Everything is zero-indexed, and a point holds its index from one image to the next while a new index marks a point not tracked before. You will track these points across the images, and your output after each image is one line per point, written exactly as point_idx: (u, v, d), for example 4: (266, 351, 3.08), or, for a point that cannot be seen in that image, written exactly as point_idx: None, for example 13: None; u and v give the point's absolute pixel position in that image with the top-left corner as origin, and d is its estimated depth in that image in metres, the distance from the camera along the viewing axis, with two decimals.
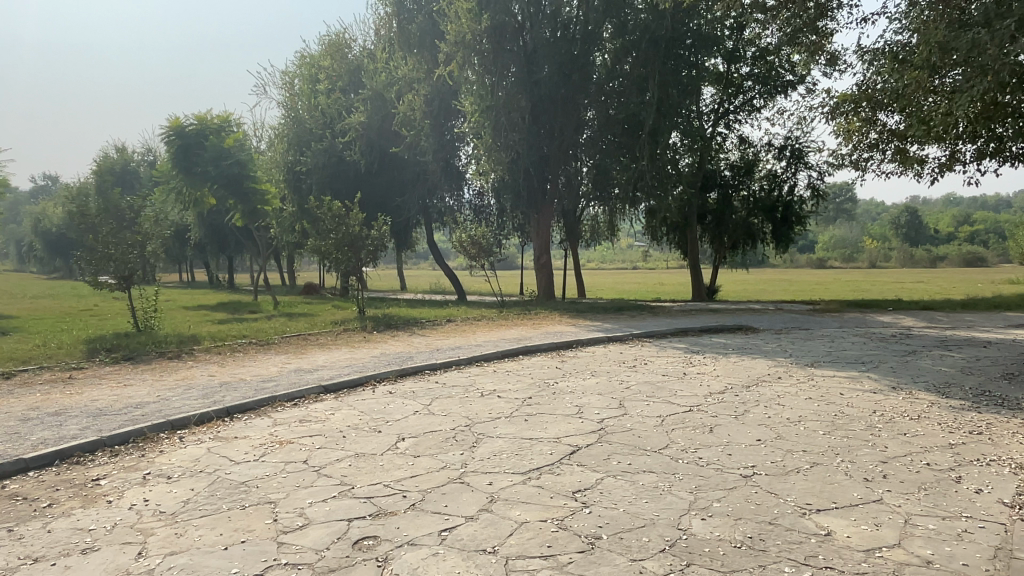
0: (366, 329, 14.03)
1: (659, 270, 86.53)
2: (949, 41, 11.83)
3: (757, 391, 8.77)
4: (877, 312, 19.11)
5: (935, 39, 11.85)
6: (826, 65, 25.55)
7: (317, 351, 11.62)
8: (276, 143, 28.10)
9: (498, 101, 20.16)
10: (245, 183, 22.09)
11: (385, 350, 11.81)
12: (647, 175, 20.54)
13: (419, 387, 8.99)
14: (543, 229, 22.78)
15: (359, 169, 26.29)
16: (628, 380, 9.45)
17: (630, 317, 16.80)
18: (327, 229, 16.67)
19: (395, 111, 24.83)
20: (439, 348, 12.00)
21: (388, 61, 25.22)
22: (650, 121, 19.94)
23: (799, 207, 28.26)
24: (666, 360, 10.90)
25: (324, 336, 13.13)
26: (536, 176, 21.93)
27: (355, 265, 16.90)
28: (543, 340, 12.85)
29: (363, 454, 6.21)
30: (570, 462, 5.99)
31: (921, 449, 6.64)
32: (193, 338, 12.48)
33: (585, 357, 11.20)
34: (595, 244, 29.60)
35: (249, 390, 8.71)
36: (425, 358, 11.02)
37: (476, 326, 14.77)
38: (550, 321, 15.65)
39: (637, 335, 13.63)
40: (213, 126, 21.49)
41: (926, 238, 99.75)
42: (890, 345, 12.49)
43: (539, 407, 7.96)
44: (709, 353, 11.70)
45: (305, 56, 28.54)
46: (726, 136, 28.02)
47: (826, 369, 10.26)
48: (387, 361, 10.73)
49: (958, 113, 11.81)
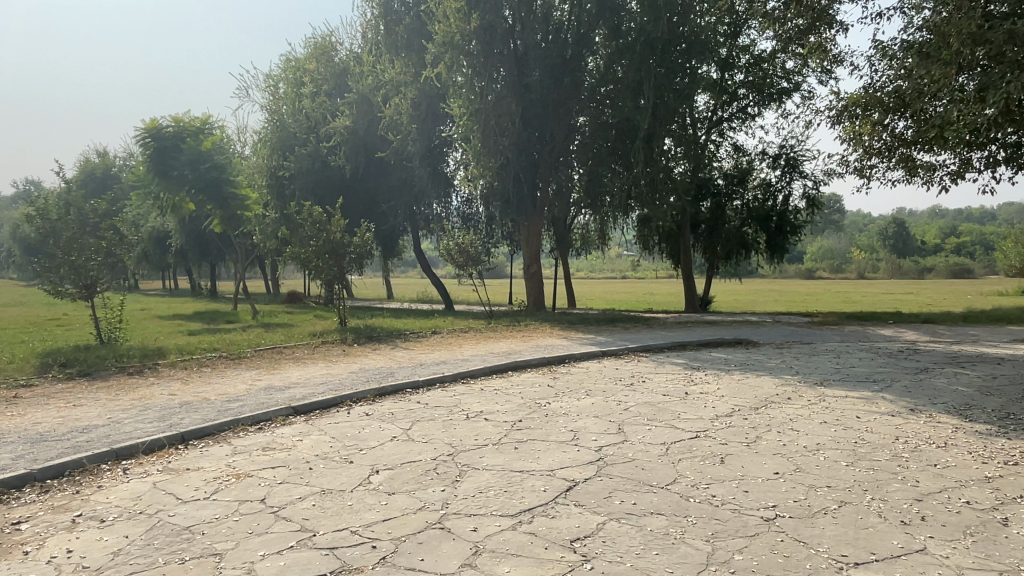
0: (346, 341, 13.24)
1: (648, 280, 86.18)
2: (983, 32, 11.32)
3: (767, 414, 8.07)
4: (879, 325, 18.51)
5: (969, 28, 11.30)
6: (822, 72, 25.22)
7: (290, 366, 10.83)
8: (258, 148, 27.28)
9: (487, 105, 19.51)
10: (224, 188, 21.29)
11: (365, 365, 11.04)
12: (643, 181, 19.82)
13: (399, 408, 8.22)
14: (533, 237, 22.05)
15: (344, 174, 25.53)
16: (626, 401, 8.73)
17: (624, 330, 16.10)
18: (307, 236, 15.87)
19: (381, 115, 24.06)
20: (422, 363, 11.23)
21: (375, 65, 24.53)
22: (646, 125, 19.27)
23: (793, 217, 27.69)
24: (665, 378, 10.19)
25: (301, 349, 12.34)
26: (526, 182, 21.22)
27: (336, 273, 16.09)
28: (533, 354, 12.11)
29: (330, 492, 5.43)
30: (566, 502, 5.23)
31: (957, 484, 5.93)
32: (158, 351, 11.65)
33: (578, 374, 10.47)
34: (586, 253, 28.94)
35: (211, 412, 7.92)
36: (406, 375, 10.26)
37: (463, 339, 14.01)
38: (540, 334, 14.92)
39: (633, 349, 12.91)
40: (191, 129, 20.36)
41: (913, 249, 100.24)
42: (900, 361, 11.85)
43: (530, 432, 7.22)
44: (710, 370, 10.99)
45: (289, 59, 27.75)
46: (720, 144, 27.50)
47: (837, 388, 9.57)
48: (366, 378, 9.95)
49: (992, 109, 11.20)
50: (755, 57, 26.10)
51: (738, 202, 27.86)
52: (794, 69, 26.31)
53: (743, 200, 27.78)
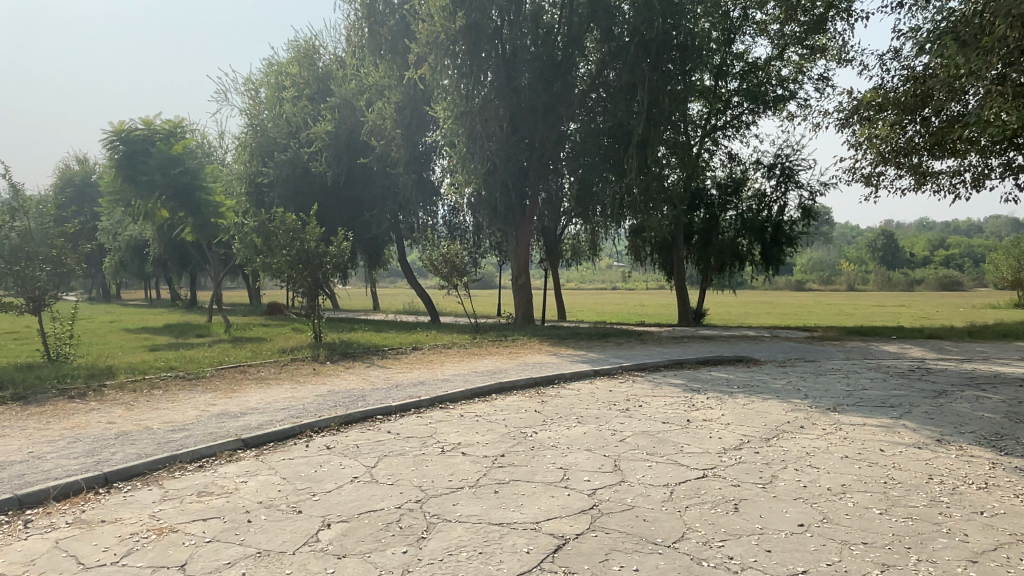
0: (317, 358, 12.25)
1: (638, 291, 85.66)
2: None
3: (781, 447, 7.17)
4: (882, 341, 17.68)
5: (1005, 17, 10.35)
6: (819, 79, 24.50)
7: (252, 388, 9.83)
8: (237, 154, 26.31)
9: (473, 108, 18.66)
10: (197, 195, 20.35)
11: (335, 386, 10.06)
12: (636, 190, 18.93)
13: (365, 440, 7.24)
14: (522, 247, 21.14)
15: (326, 182, 24.59)
16: (622, 430, 7.79)
17: (617, 345, 15.19)
18: (279, 244, 14.86)
19: (365, 120, 23.18)
20: (398, 384, 10.26)
21: (358, 68, 23.69)
22: (640, 131, 18.39)
23: (789, 228, 26.90)
24: (664, 402, 9.27)
25: (266, 368, 11.34)
26: (514, 190, 20.38)
27: (311, 284, 15.07)
28: (519, 374, 11.18)
29: (266, 554, 4.46)
30: (554, 569, 4.28)
31: (1015, 539, 5.03)
32: (107, 372, 10.63)
33: (568, 398, 9.55)
34: (577, 263, 28.11)
35: (149, 446, 6.92)
36: (379, 398, 9.29)
37: (444, 356, 13.04)
38: (528, 350, 13.97)
39: (627, 367, 12.00)
40: (163, 132, 19.61)
41: (902, 262, 100.48)
42: (914, 382, 10.97)
43: (514, 470, 6.26)
44: (712, 392, 10.07)
45: (270, 63, 26.84)
46: (714, 152, 26.77)
47: (853, 416, 8.67)
48: (333, 402, 8.96)
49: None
50: (750, 64, 25.42)
51: (732, 212, 27.13)
52: (790, 76, 25.63)
53: (737, 211, 27.05)
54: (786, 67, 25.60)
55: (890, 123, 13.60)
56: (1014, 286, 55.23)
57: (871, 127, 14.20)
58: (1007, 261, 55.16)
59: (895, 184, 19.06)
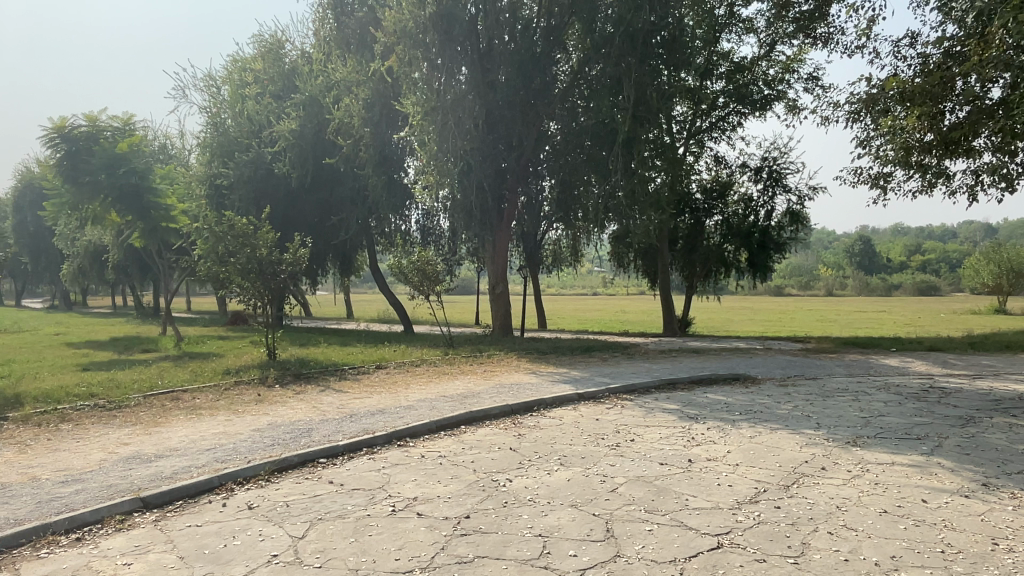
0: (265, 381, 10.82)
1: (617, 296, 85.07)
2: None
3: (805, 500, 5.92)
4: (882, 354, 16.61)
5: None
6: (808, 78, 23.60)
7: (180, 420, 8.43)
8: (196, 155, 24.77)
9: (443, 102, 17.38)
10: (146, 197, 18.72)
11: (278, 418, 8.65)
12: (621, 192, 17.65)
13: (299, 495, 5.88)
14: (499, 253, 19.84)
15: (290, 185, 23.19)
16: (612, 476, 6.49)
17: (602, 362, 13.92)
18: (228, 251, 13.35)
19: (331, 118, 21.80)
20: (353, 414, 8.87)
21: (325, 64, 22.40)
22: (626, 128, 17.09)
23: (777, 234, 25.82)
24: (659, 435, 8.01)
25: (204, 394, 9.94)
26: (491, 193, 19.09)
27: (264, 294, 13.60)
28: (493, 399, 9.89)
29: None
30: None
31: None
32: (14, 402, 9.16)
33: (550, 431, 8.25)
34: (557, 270, 26.93)
35: (22, 508, 5.51)
36: (327, 433, 7.90)
37: (410, 377, 11.67)
38: (505, 368, 12.67)
39: (615, 389, 10.74)
40: (109, 129, 18.07)
41: (879, 267, 101.00)
42: (934, 407, 9.80)
43: (481, 540, 4.94)
44: (712, 421, 8.81)
45: (235, 59, 25.40)
46: (700, 155, 25.69)
47: (878, 453, 7.44)
48: (270, 441, 7.57)
49: None
50: (736, 64, 24.37)
51: (717, 217, 26.12)
52: (777, 77, 24.77)
53: (723, 216, 26.03)
54: (772, 68, 24.79)
55: (911, 118, 12.53)
56: (995, 291, 54.87)
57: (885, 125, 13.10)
58: (986, 266, 54.80)
59: (900, 186, 18.04)
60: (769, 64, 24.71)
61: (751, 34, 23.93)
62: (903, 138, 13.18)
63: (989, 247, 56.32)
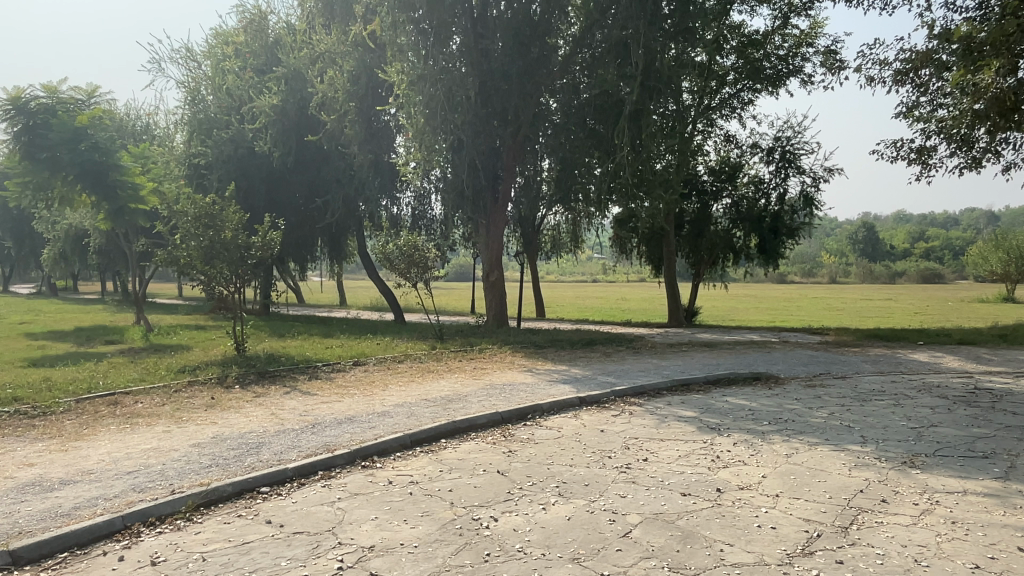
0: (223, 381, 9.49)
1: (617, 284, 83.85)
2: None
3: (872, 550, 4.60)
4: (910, 349, 15.26)
5: None
6: (825, 52, 22.21)
7: (108, 433, 7.13)
8: (175, 133, 23.40)
9: (430, 71, 15.98)
10: (110, 175, 17.33)
11: (226, 429, 7.32)
12: (626, 171, 16.24)
13: (221, 543, 4.57)
14: (493, 239, 18.49)
15: (272, 164, 21.84)
16: (624, 512, 5.18)
17: (605, 358, 12.58)
18: (189, 234, 11.98)
19: (314, 92, 20.41)
20: (315, 424, 7.55)
21: (309, 34, 20.90)
22: (633, 100, 15.72)
23: (789, 218, 24.39)
24: (678, 453, 6.69)
25: (150, 398, 8.63)
26: (485, 172, 17.71)
27: (230, 280, 12.19)
28: (481, 404, 8.57)
29: None
30: None
31: None
32: None
33: (548, 447, 6.93)
34: (558, 254, 25.63)
35: None
36: (280, 449, 6.61)
37: (389, 376, 10.36)
38: (498, 366, 11.35)
39: (623, 392, 9.43)
40: (68, 102, 16.63)
41: (883, 254, 99.69)
42: (991, 414, 8.45)
43: None
44: (737, 434, 7.49)
45: (217, 33, 23.81)
46: (709, 134, 24.32)
47: (945, 479, 6.09)
48: (207, 461, 6.26)
49: None
50: (748, 38, 22.93)
51: (726, 201, 24.75)
52: (790, 51, 23.38)
53: (732, 199, 24.64)
54: (785, 42, 23.44)
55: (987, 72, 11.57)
56: (1002, 279, 53.39)
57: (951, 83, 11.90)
58: (995, 254, 53.21)
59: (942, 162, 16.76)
60: (783, 36, 23.31)
61: (764, 5, 22.48)
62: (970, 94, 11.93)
63: (997, 233, 54.74)
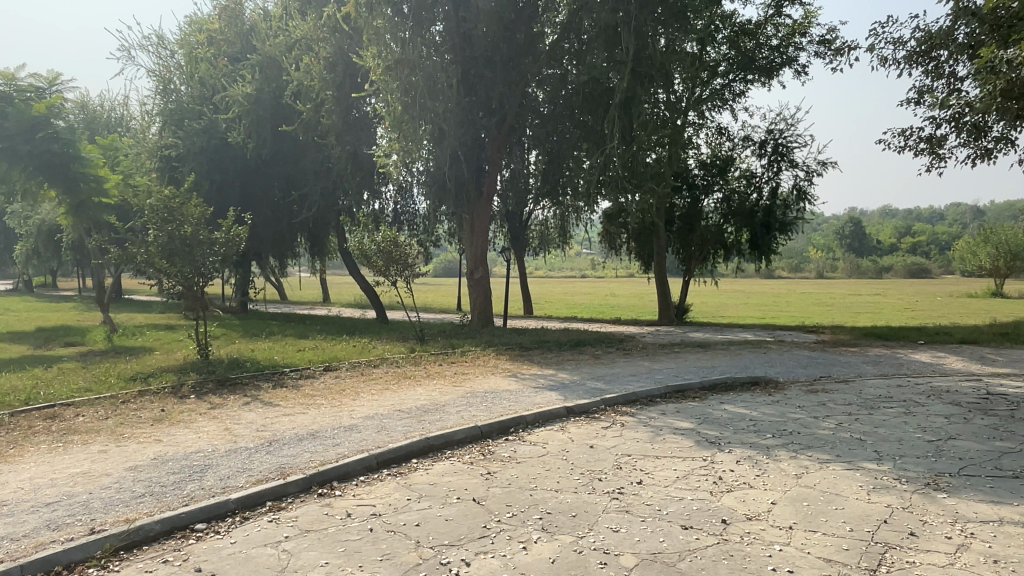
0: (178, 390, 8.70)
1: (606, 280, 83.39)
2: None
3: None
4: (912, 349, 14.63)
5: None
6: (820, 41, 21.61)
7: (35, 455, 6.34)
8: (146, 124, 22.47)
9: (410, 56, 15.16)
10: (72, 168, 16.38)
11: (170, 448, 6.54)
12: (617, 163, 15.49)
13: None
14: (478, 233, 17.70)
15: (246, 156, 20.98)
16: (617, 553, 4.45)
17: (594, 361, 11.85)
18: (147, 228, 11.16)
19: (289, 80, 19.60)
20: (273, 440, 6.78)
21: (285, 20, 20.13)
22: (624, 87, 14.98)
23: (782, 213, 23.74)
24: (677, 475, 5.98)
25: (92, 411, 7.83)
26: (469, 163, 16.90)
27: (192, 280, 11.36)
28: (459, 415, 7.83)
29: None
30: None
31: None
32: None
33: (531, 467, 6.19)
34: (545, 250, 24.86)
35: None
36: (228, 473, 5.84)
37: (362, 382, 9.60)
38: (480, 371, 10.61)
39: (613, 400, 8.73)
40: (28, 90, 15.59)
41: (870, 249, 99.71)
42: (1012, 423, 7.80)
43: None
44: (740, 449, 6.80)
45: (191, 20, 22.85)
46: (701, 127, 23.64)
47: (976, 504, 5.41)
48: (142, 489, 5.49)
49: None
50: (740, 27, 22.27)
51: (717, 195, 24.06)
52: (784, 41, 22.74)
53: (724, 194, 23.96)
54: (779, 32, 22.78)
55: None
56: (991, 274, 53.03)
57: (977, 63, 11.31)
58: (983, 248, 52.84)
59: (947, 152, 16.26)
60: (777, 26, 22.66)
61: None
62: (996, 76, 11.32)
63: (984, 228, 54.44)
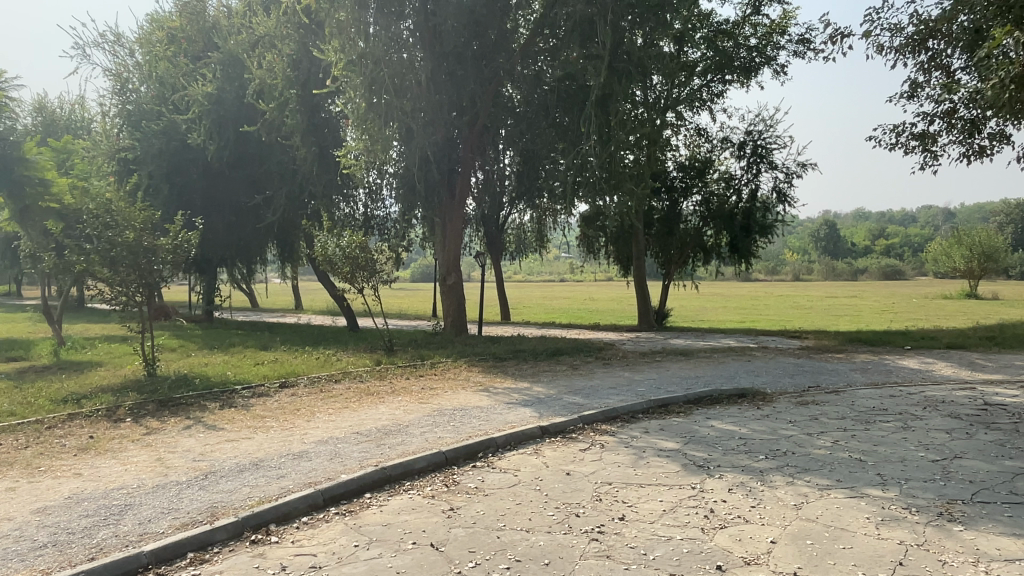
0: (113, 413, 7.88)
1: (584, 285, 83.09)
2: None
3: None
4: (899, 355, 14.16)
5: None
6: (799, 41, 21.25)
7: None
8: (103, 125, 21.50)
9: (374, 50, 14.36)
10: (15, 170, 15.41)
11: (90, 484, 5.74)
12: (594, 163, 14.85)
13: None
14: (450, 237, 16.98)
15: (207, 158, 20.10)
16: None
17: (572, 373, 11.19)
18: (86, 234, 10.32)
19: (251, 79, 18.80)
20: (209, 473, 6.01)
21: (248, 17, 19.35)
22: (600, 84, 14.36)
23: (762, 215, 23.32)
24: (665, 509, 5.31)
25: (10, 439, 6.97)
26: (439, 164, 16.17)
27: (136, 289, 10.52)
28: (422, 438, 7.09)
29: None
30: None
31: None
32: None
33: (500, 501, 5.48)
34: (522, 254, 24.11)
35: None
36: (149, 515, 5.05)
37: (320, 400, 8.84)
38: (450, 385, 9.89)
39: (591, 418, 8.05)
40: None
41: (845, 251, 100.59)
42: (1018, 439, 7.25)
43: None
44: (732, 475, 6.15)
45: (150, 16, 21.95)
46: (679, 128, 23.17)
47: (998, 539, 4.81)
48: (44, 538, 4.69)
49: None
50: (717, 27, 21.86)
51: (696, 198, 23.57)
52: (762, 41, 22.36)
53: (703, 196, 23.48)
54: (756, 32, 22.40)
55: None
56: (965, 276, 53.38)
57: (985, 49, 10.89)
58: (957, 250, 53.07)
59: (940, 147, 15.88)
60: (755, 26, 22.29)
61: None
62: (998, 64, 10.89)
63: (957, 230, 54.89)
